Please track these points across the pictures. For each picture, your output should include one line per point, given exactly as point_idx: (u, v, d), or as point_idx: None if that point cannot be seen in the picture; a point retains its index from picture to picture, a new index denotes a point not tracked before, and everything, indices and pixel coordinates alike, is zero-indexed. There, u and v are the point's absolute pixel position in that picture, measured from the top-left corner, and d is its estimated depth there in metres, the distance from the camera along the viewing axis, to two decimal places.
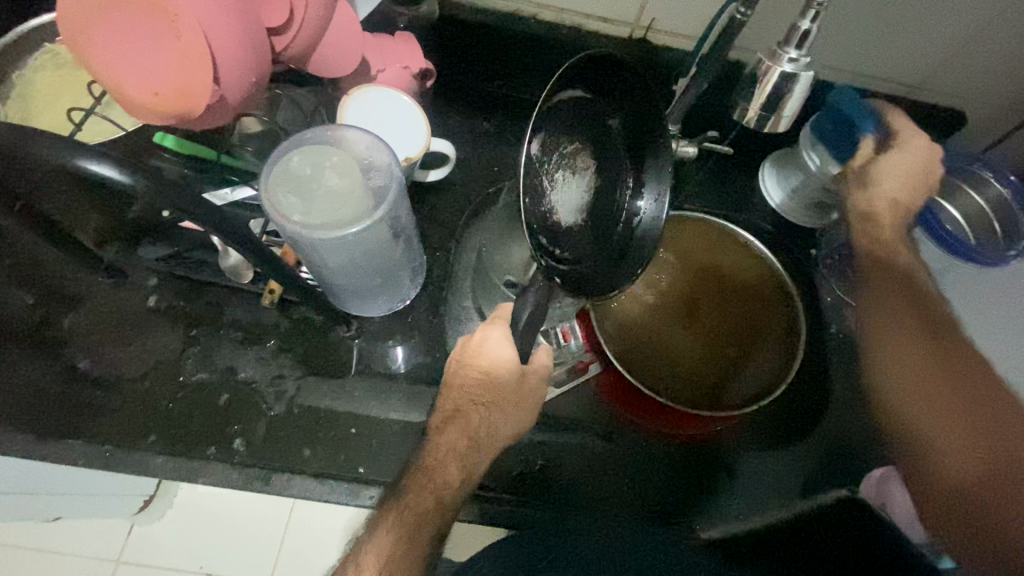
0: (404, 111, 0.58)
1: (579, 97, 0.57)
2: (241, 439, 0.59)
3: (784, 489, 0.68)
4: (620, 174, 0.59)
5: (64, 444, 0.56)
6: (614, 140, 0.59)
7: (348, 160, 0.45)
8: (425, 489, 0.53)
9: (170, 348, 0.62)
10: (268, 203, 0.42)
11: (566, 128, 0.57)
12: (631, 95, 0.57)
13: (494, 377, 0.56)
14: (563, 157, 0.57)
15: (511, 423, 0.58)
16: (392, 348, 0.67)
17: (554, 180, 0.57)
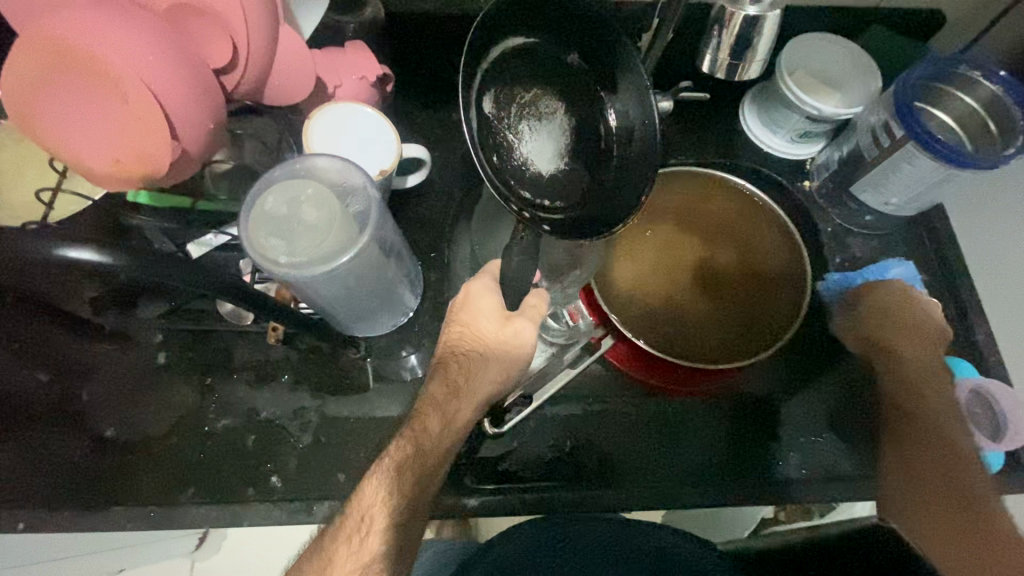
0: (369, 121, 0.57)
1: (526, 45, 0.56)
2: (277, 474, 0.60)
3: (816, 425, 0.68)
4: (596, 106, 0.58)
5: (109, 511, 0.57)
6: (576, 77, 0.58)
7: (323, 189, 0.44)
8: (405, 438, 0.51)
9: (190, 400, 0.63)
10: (251, 249, 0.42)
11: (518, 80, 0.56)
12: (586, 28, 0.55)
13: (479, 329, 0.59)
14: (523, 108, 0.56)
15: (495, 370, 0.58)
16: (408, 357, 0.67)
17: (520, 134, 0.56)
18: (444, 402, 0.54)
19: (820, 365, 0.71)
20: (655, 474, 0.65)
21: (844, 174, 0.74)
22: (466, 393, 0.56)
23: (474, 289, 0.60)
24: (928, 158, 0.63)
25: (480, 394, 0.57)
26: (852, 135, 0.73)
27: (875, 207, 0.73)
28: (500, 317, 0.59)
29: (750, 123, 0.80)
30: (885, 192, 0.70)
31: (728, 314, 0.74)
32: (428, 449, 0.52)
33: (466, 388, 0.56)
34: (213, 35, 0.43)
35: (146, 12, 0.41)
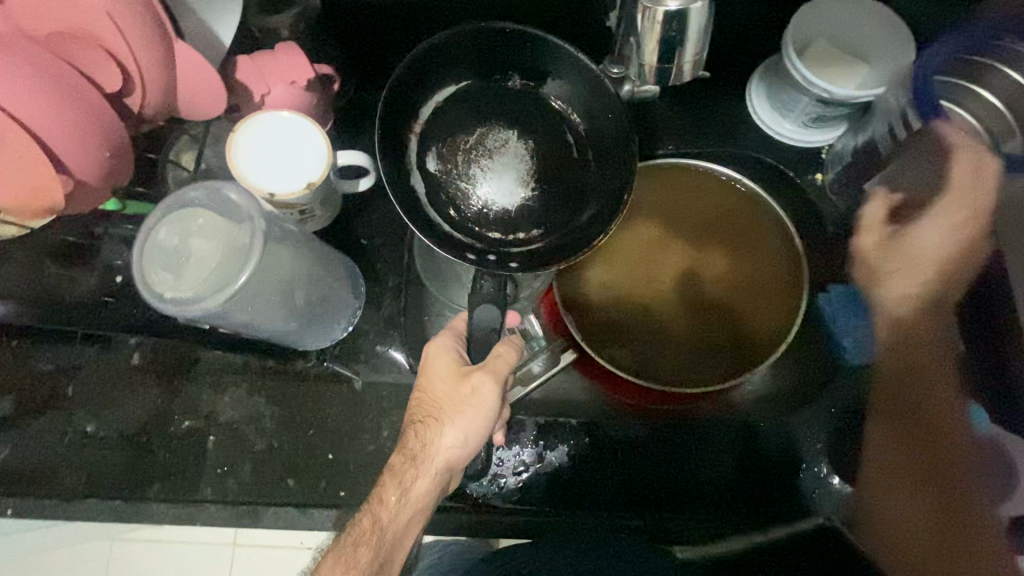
0: (297, 131, 0.54)
1: (465, 87, 0.52)
2: (231, 477, 0.63)
3: (792, 462, 0.64)
4: (547, 117, 0.53)
5: (85, 502, 0.62)
6: (519, 99, 0.53)
7: (215, 220, 0.44)
8: (365, 510, 0.48)
9: (156, 401, 0.66)
10: (142, 283, 0.42)
11: (462, 124, 0.52)
12: (512, 44, 0.51)
13: (436, 392, 0.49)
14: (472, 152, 0.52)
15: (453, 437, 0.47)
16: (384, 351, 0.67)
17: (474, 178, 0.51)
18: (400, 474, 0.47)
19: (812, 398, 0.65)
20: (609, 498, 0.63)
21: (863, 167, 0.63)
22: (420, 461, 0.47)
23: (433, 345, 0.51)
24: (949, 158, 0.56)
25: (439, 464, 0.47)
26: (868, 125, 0.63)
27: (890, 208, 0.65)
28: (455, 376, 0.49)
29: (787, 135, 0.69)
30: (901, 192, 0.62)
31: (712, 327, 0.66)
32: (389, 529, 0.46)
33: (423, 456, 0.47)
34: (101, 62, 0.42)
35: (30, 44, 0.40)
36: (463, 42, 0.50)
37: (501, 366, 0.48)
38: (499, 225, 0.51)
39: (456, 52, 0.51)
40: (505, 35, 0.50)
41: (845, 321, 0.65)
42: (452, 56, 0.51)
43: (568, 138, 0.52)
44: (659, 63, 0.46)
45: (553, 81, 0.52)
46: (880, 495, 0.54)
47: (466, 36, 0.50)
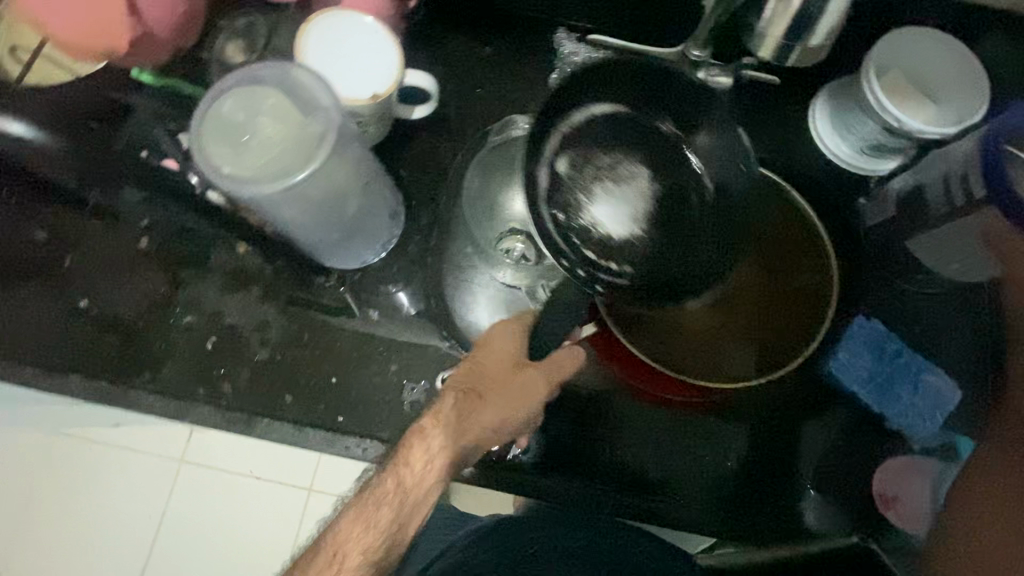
0: (371, 38, 0.52)
1: (620, 113, 0.65)
2: (227, 381, 0.61)
3: (784, 469, 0.63)
4: (686, 169, 0.64)
5: (68, 377, 0.59)
6: (653, 133, 0.65)
7: (285, 102, 0.41)
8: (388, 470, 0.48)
9: (159, 289, 0.63)
10: (194, 151, 0.39)
11: (608, 142, 0.64)
12: (681, 98, 0.64)
13: (490, 374, 0.54)
14: (600, 171, 0.64)
15: (493, 415, 0.51)
16: (397, 293, 0.65)
17: (591, 195, 0.63)
18: (430, 434, 0.48)
19: (811, 410, 0.64)
20: (602, 476, 0.62)
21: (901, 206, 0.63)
22: (454, 430, 0.49)
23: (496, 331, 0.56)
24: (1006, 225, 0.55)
25: (471, 436, 0.50)
26: (924, 169, 0.61)
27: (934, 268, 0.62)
28: (512, 366, 0.54)
29: (843, 157, 0.68)
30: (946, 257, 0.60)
31: (732, 326, 0.64)
32: (413, 483, 0.47)
33: (458, 425, 0.50)
34: None
35: None
36: (624, 80, 0.64)
37: (552, 373, 0.54)
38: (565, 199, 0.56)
39: (618, 81, 0.64)
40: (663, 73, 0.62)
41: (848, 355, 0.62)
42: (607, 87, 0.64)
43: (684, 178, 0.64)
44: None
45: (703, 132, 0.64)
46: None
47: (629, 77, 0.63)
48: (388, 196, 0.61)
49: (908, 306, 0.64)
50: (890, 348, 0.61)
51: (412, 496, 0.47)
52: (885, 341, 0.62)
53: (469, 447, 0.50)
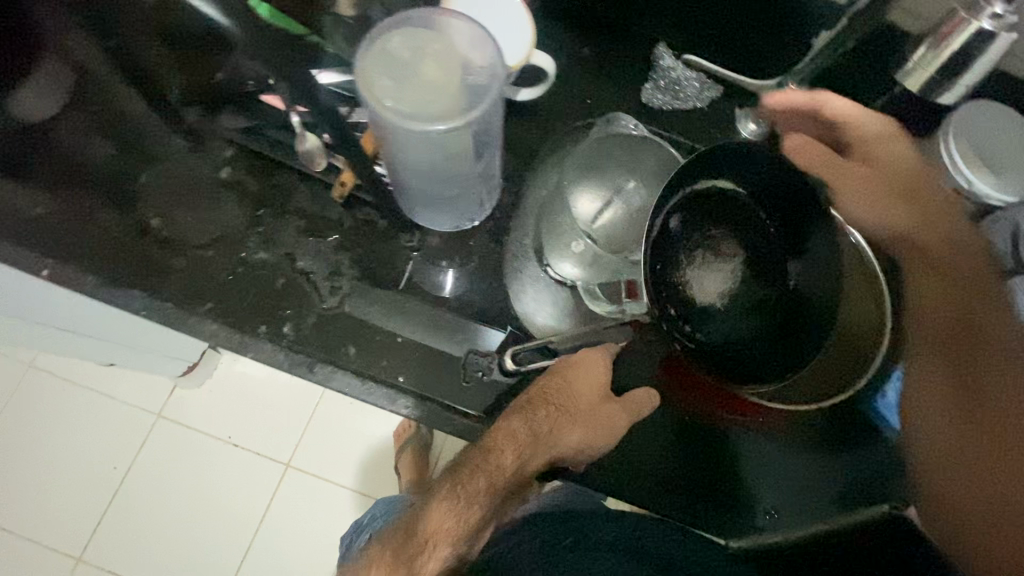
0: (512, 13, 0.53)
1: (732, 190, 0.64)
2: (292, 323, 0.59)
3: (800, 487, 0.61)
4: (778, 265, 0.63)
5: (130, 292, 0.58)
6: (759, 226, 0.64)
7: (450, 49, 0.42)
8: (479, 468, 0.53)
9: (234, 221, 0.62)
10: (360, 82, 0.40)
11: (711, 215, 0.64)
12: (795, 198, 0.62)
13: (576, 400, 0.55)
14: (705, 241, 0.63)
15: (579, 436, 0.55)
16: (443, 271, 0.65)
17: (693, 258, 0.63)
18: (524, 444, 0.53)
19: (813, 443, 0.61)
20: (615, 470, 0.60)
21: None
22: (541, 444, 0.54)
23: (590, 353, 0.57)
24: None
25: (556, 450, 0.55)
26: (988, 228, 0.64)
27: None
28: (602, 397, 0.56)
29: None
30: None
31: (763, 338, 0.62)
32: (502, 483, 0.53)
33: (547, 439, 0.54)
34: None
35: None
36: (753, 158, 0.61)
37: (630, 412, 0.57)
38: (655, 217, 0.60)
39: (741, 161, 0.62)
40: (787, 179, 0.61)
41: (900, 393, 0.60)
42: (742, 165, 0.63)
43: (777, 274, 0.63)
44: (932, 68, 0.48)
45: (814, 235, 0.62)
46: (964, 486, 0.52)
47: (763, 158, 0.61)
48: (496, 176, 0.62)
49: None
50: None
51: (488, 495, 0.53)
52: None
53: (552, 456, 0.55)
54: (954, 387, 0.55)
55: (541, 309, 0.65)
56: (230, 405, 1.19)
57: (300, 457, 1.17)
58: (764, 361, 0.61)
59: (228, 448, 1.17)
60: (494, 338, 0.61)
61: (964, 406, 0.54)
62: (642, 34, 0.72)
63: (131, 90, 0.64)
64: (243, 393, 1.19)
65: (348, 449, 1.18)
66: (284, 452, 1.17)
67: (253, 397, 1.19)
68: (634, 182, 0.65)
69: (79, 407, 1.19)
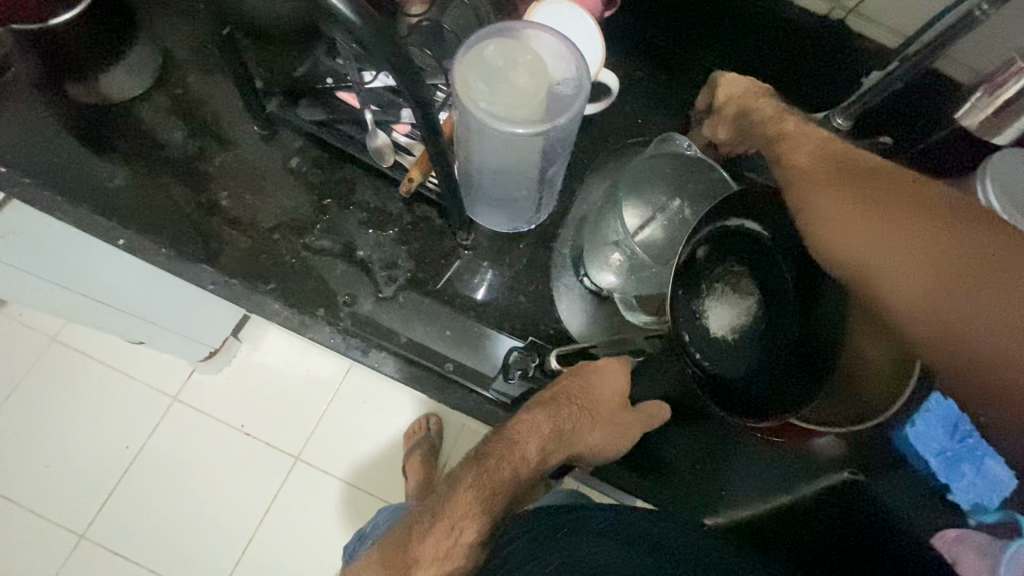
0: (586, 34, 0.56)
1: (752, 230, 0.62)
2: (349, 309, 0.62)
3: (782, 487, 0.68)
4: (790, 309, 0.62)
5: (200, 266, 0.61)
6: (776, 268, 0.62)
7: (541, 60, 0.45)
8: (506, 457, 0.52)
9: (301, 208, 0.66)
10: (458, 84, 0.43)
11: (729, 252, 0.61)
12: None
13: (596, 402, 0.57)
14: (725, 275, 0.61)
15: (598, 437, 0.58)
16: (484, 271, 0.68)
17: (713, 291, 0.61)
18: (547, 440, 0.54)
19: (787, 454, 0.68)
20: (636, 466, 0.65)
21: None
22: (564, 440, 0.56)
23: (616, 363, 0.59)
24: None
25: (577, 446, 0.57)
26: None
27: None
28: (625, 405, 0.59)
29: None
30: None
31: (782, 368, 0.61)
32: (525, 472, 0.53)
33: (570, 439, 0.56)
34: None
35: None
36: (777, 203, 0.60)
37: (646, 421, 0.61)
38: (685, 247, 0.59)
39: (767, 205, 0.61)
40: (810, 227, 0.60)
41: (924, 424, 0.63)
42: (771, 208, 0.61)
43: (790, 316, 0.62)
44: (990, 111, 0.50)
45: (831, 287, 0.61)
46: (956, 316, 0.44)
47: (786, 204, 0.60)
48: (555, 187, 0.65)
49: None
50: (966, 426, 0.62)
51: (512, 484, 0.52)
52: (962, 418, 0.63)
53: (569, 451, 0.57)
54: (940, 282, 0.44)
55: (574, 317, 0.68)
56: (245, 391, 1.18)
57: (310, 450, 1.16)
58: (771, 398, 0.60)
59: (238, 435, 1.16)
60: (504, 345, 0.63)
61: (940, 260, 0.44)
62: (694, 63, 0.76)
63: (213, 79, 0.68)
64: (262, 379, 1.18)
65: (356, 450, 1.15)
66: (292, 445, 1.16)
67: (268, 386, 1.18)
68: (679, 202, 0.66)
69: (95, 383, 1.18)
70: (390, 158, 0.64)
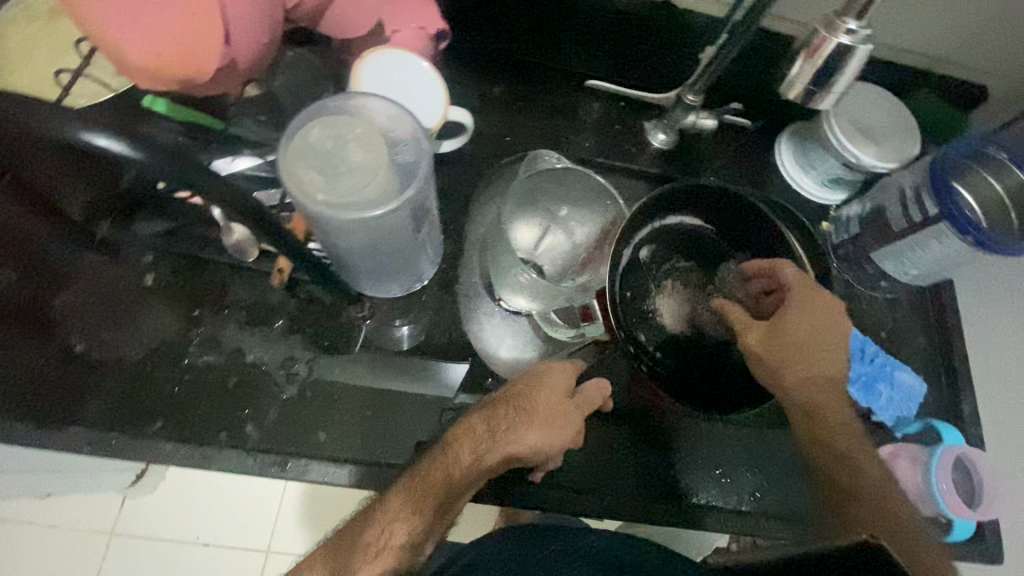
0: (422, 78, 0.55)
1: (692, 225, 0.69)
2: (253, 423, 0.57)
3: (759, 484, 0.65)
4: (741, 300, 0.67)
5: (69, 431, 0.54)
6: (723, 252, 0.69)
7: (373, 132, 0.43)
8: (435, 462, 0.53)
9: (171, 328, 0.59)
10: (289, 179, 0.40)
11: (670, 249, 0.68)
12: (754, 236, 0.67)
13: (533, 399, 0.55)
14: (674, 272, 0.67)
15: (537, 437, 0.53)
16: (398, 328, 0.65)
17: (662, 286, 0.67)
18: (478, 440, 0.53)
19: (761, 446, 0.66)
20: (609, 498, 0.61)
21: (865, 237, 0.71)
22: (496, 441, 0.53)
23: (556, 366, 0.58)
24: (958, 240, 0.61)
25: (512, 450, 0.52)
26: (879, 194, 0.70)
27: (891, 275, 0.71)
28: (566, 396, 0.56)
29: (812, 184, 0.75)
30: (906, 263, 0.68)
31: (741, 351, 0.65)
32: (456, 477, 0.52)
33: (503, 438, 0.53)
34: None
35: None
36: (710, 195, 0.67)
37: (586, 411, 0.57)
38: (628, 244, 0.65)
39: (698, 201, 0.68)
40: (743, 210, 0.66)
41: None
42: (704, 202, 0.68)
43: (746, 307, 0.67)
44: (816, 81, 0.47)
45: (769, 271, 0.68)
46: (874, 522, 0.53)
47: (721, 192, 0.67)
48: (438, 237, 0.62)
49: (878, 321, 0.72)
50: (870, 349, 0.67)
51: (447, 487, 0.52)
52: (866, 341, 0.68)
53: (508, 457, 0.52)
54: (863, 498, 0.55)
55: (502, 341, 0.66)
56: (187, 503, 1.06)
57: (279, 538, 1.07)
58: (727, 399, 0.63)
59: (197, 550, 1.05)
60: (457, 373, 0.63)
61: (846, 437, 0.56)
62: (546, 65, 0.74)
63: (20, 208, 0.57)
64: (204, 484, 1.07)
65: (327, 524, 1.08)
66: (259, 539, 1.07)
67: (211, 489, 1.07)
68: (566, 209, 0.67)
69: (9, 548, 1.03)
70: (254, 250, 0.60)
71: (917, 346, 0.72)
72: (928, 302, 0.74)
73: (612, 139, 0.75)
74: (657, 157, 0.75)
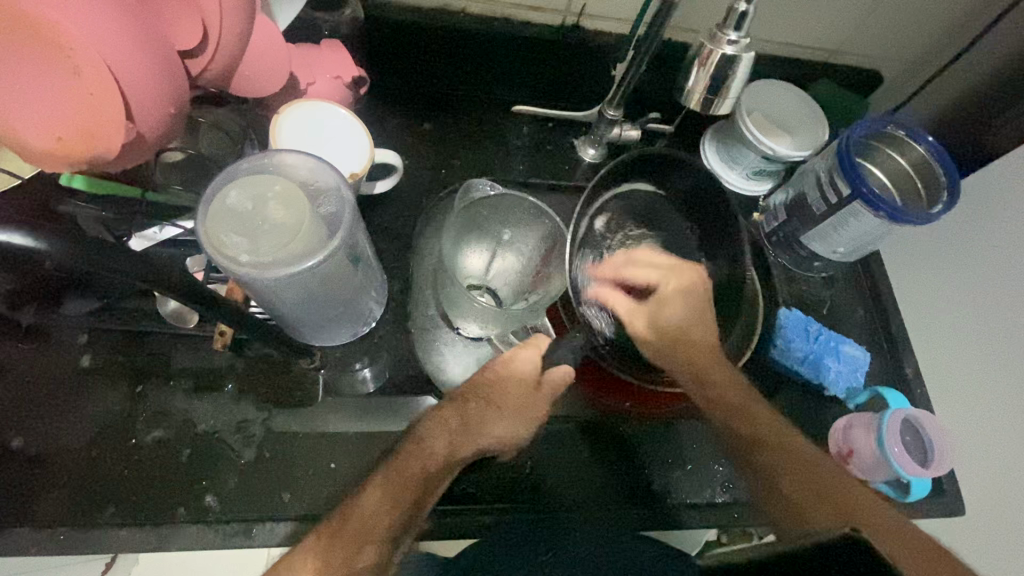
0: (344, 125, 0.56)
1: (648, 193, 0.70)
2: (212, 493, 0.55)
3: (729, 476, 0.64)
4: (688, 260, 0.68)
5: (13, 533, 0.51)
6: (675, 222, 0.69)
7: (292, 188, 0.44)
8: (410, 456, 0.53)
9: (114, 408, 0.57)
10: (209, 243, 0.40)
11: (629, 218, 0.69)
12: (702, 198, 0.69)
13: (501, 385, 0.58)
14: (625, 240, 0.68)
15: (505, 427, 0.58)
16: (358, 371, 0.64)
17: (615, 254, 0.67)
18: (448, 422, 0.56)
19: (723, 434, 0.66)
20: (589, 509, 0.61)
21: (790, 224, 0.75)
22: (469, 434, 0.57)
23: (522, 350, 0.58)
24: (873, 216, 0.65)
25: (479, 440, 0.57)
26: (799, 180, 0.73)
27: (822, 255, 0.74)
28: (529, 386, 0.58)
29: (736, 178, 0.79)
30: (833, 241, 0.71)
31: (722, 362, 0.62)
32: (431, 469, 0.53)
33: (475, 431, 0.57)
34: (182, 21, 0.42)
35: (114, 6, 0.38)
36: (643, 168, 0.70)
37: (547, 398, 0.59)
38: (606, 214, 0.68)
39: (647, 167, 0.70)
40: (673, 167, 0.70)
41: (785, 338, 0.70)
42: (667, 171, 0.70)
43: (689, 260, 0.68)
44: (708, 91, 0.51)
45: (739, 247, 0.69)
46: (866, 514, 0.50)
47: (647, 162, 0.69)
48: (378, 273, 0.62)
49: (816, 300, 0.76)
50: (813, 327, 0.70)
51: (421, 481, 0.53)
52: (808, 321, 0.71)
53: (480, 442, 0.57)
54: (847, 497, 0.52)
55: (467, 369, 0.65)
56: None
57: None
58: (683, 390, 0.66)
59: None
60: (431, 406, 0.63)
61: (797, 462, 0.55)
62: (469, 97, 0.76)
63: None
64: None
65: None
66: None
67: None
68: (509, 232, 0.68)
69: None
70: (196, 318, 0.59)
71: (856, 318, 0.75)
72: (860, 275, 0.78)
73: (544, 160, 0.77)
74: (590, 171, 0.77)
